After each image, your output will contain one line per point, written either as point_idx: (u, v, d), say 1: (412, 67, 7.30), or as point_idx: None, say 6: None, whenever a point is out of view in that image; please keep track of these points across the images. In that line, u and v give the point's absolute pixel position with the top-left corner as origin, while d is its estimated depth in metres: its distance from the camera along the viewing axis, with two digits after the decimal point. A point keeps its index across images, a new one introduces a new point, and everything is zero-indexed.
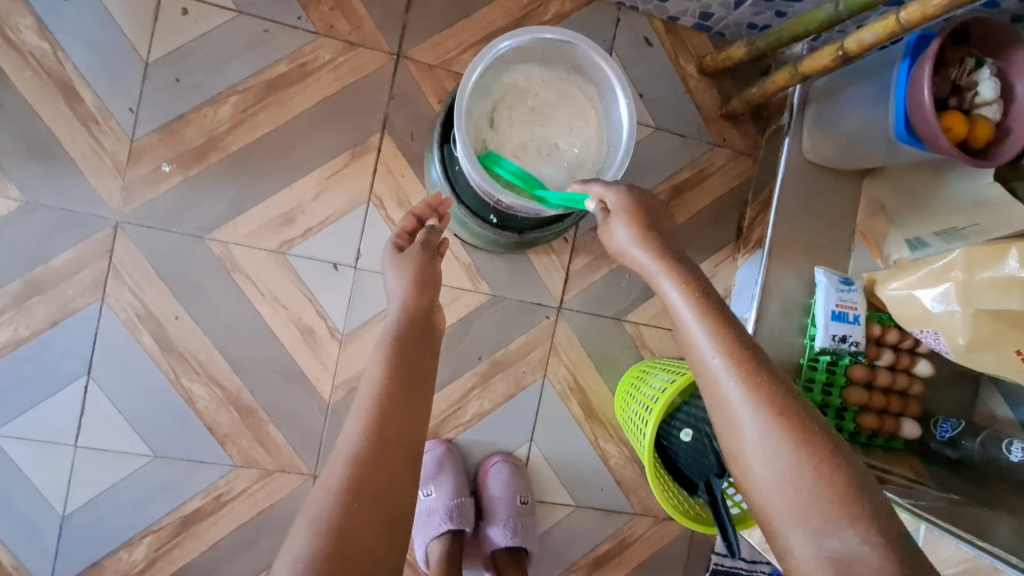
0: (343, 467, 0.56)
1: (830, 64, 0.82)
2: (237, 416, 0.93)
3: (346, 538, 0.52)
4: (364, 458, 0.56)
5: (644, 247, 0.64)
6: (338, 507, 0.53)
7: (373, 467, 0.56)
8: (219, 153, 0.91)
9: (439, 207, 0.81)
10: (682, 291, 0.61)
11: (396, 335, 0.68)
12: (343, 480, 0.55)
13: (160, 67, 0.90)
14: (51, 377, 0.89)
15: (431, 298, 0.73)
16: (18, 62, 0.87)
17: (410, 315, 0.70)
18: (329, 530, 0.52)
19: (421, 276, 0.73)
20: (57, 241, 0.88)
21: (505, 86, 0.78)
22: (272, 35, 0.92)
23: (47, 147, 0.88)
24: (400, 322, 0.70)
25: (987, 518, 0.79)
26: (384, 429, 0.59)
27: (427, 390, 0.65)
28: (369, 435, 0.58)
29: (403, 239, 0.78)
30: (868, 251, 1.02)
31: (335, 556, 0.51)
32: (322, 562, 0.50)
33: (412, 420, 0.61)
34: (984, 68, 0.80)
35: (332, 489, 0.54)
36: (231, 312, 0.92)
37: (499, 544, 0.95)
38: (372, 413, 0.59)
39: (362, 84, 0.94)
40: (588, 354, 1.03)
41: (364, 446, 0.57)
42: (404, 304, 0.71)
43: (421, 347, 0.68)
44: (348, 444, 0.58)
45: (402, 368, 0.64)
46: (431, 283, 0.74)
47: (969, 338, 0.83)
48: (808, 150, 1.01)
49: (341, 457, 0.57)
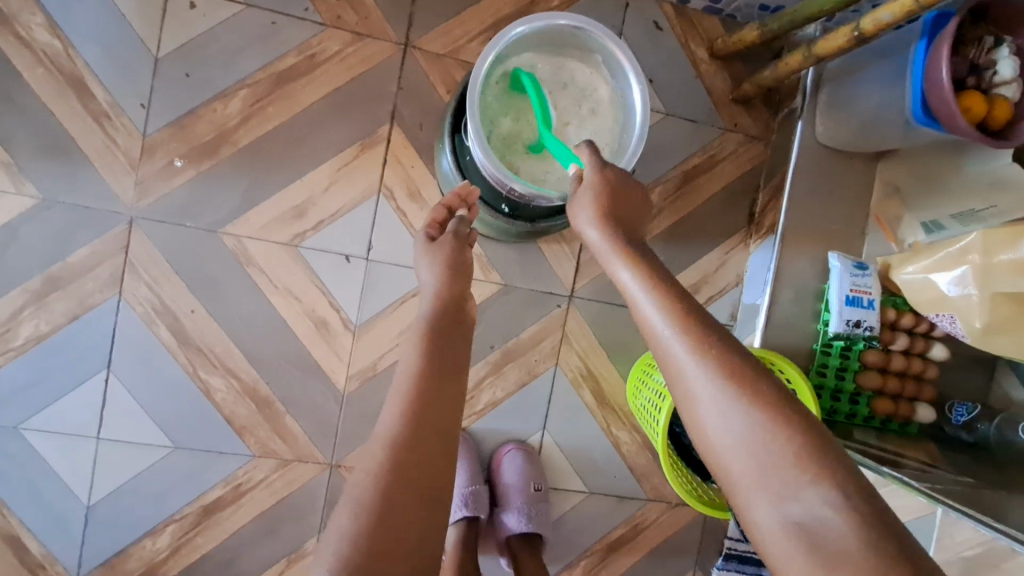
0: (382, 450, 0.57)
1: (845, 45, 0.80)
2: (254, 408, 0.94)
3: (385, 521, 0.52)
4: (403, 440, 0.57)
5: (602, 231, 0.66)
6: (377, 489, 0.54)
7: (411, 448, 0.57)
8: (230, 147, 0.92)
9: (469, 197, 0.82)
10: (630, 271, 0.63)
11: (431, 323, 0.69)
12: (382, 462, 0.56)
13: (169, 62, 0.90)
14: (72, 371, 0.90)
15: (462, 286, 0.75)
16: (29, 59, 0.88)
17: (443, 302, 0.72)
18: (370, 509, 0.53)
19: (452, 266, 0.75)
20: (73, 237, 0.89)
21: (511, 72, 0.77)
22: (280, 27, 0.92)
23: (61, 145, 0.89)
24: (434, 311, 0.70)
25: (1003, 499, 0.79)
26: (424, 412, 0.59)
27: (462, 376, 0.65)
28: (408, 417, 0.59)
29: (434, 229, 0.80)
30: (883, 235, 1.01)
31: (377, 536, 0.51)
32: (361, 547, 0.50)
33: (449, 406, 0.61)
34: (1003, 46, 0.78)
35: (372, 470, 0.55)
36: (245, 305, 0.93)
37: (514, 530, 0.96)
38: (411, 397, 0.60)
39: (369, 75, 0.93)
40: (600, 343, 1.03)
41: (403, 429, 0.58)
42: (437, 294, 0.73)
43: (455, 333, 0.68)
44: (387, 426, 0.59)
45: (437, 355, 0.65)
46: (461, 272, 0.75)
47: (986, 322, 0.82)
48: (822, 134, 0.99)
49: (382, 439, 0.58)
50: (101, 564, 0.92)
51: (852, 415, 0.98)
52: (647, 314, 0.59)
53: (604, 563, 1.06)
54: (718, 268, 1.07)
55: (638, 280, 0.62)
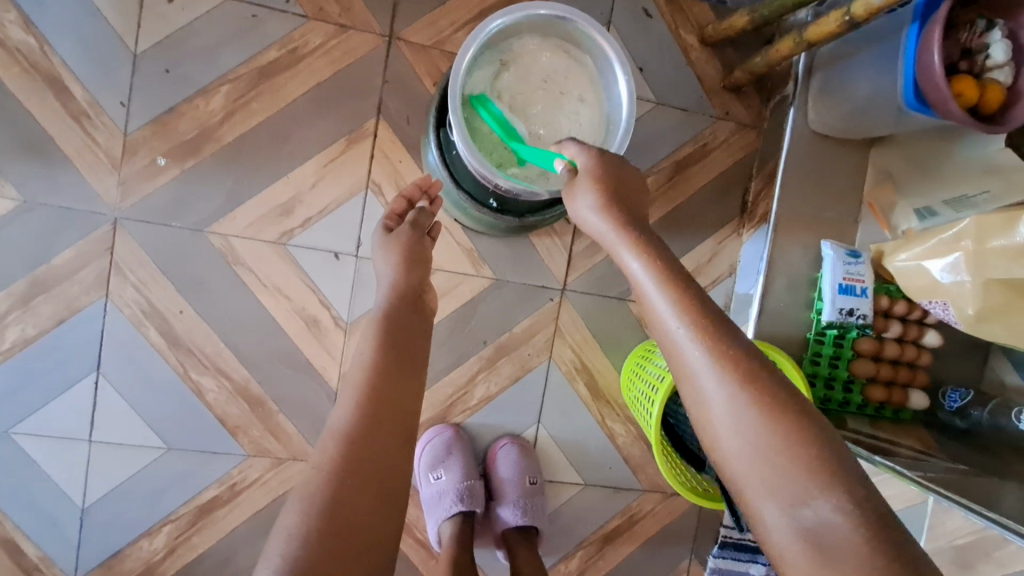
0: (334, 444, 0.56)
1: (837, 30, 0.78)
2: (247, 407, 0.94)
3: (345, 511, 0.53)
4: (355, 434, 0.57)
5: (603, 215, 0.62)
6: (334, 478, 0.54)
7: (364, 442, 0.57)
8: (214, 144, 0.90)
9: (429, 189, 0.83)
10: (639, 259, 0.59)
11: (386, 313, 0.69)
12: (334, 454, 0.56)
13: (149, 59, 0.88)
14: (61, 375, 0.90)
15: (420, 275, 0.75)
16: (5, 58, 0.86)
17: (399, 294, 0.71)
18: (320, 505, 0.52)
19: (410, 255, 0.75)
20: (57, 240, 0.88)
21: (502, 76, 0.76)
22: (260, 21, 0.90)
23: (40, 145, 0.87)
24: (390, 301, 0.71)
25: (994, 486, 0.79)
26: (379, 406, 0.59)
27: (418, 365, 0.65)
28: (359, 411, 0.59)
29: (392, 220, 0.80)
30: (876, 222, 1.01)
31: (331, 523, 0.52)
32: (316, 539, 0.50)
33: (402, 402, 0.61)
34: (995, 29, 0.77)
35: (325, 468, 0.55)
36: (235, 304, 0.92)
37: (509, 523, 0.96)
38: (364, 391, 0.60)
39: (354, 68, 0.92)
40: (593, 336, 1.03)
41: (354, 423, 0.58)
42: (393, 285, 0.73)
43: (413, 321, 0.69)
44: (339, 422, 0.58)
45: (391, 347, 0.65)
46: (419, 263, 0.75)
47: (978, 308, 0.83)
48: (813, 121, 0.99)
49: (333, 433, 0.58)
50: (97, 566, 0.92)
51: (846, 403, 0.99)
52: (660, 310, 0.57)
53: (601, 553, 1.06)
54: (711, 258, 1.06)
55: (646, 269, 0.59)
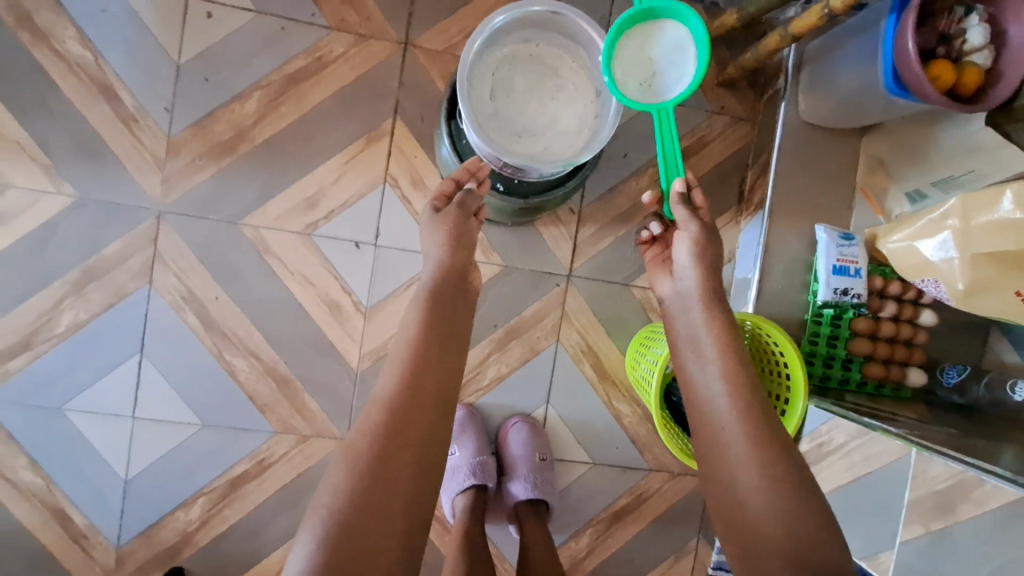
0: (379, 413, 0.62)
1: (817, 23, 0.84)
2: (275, 386, 1.01)
3: (379, 479, 0.58)
4: (398, 406, 0.62)
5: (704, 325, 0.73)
6: (373, 448, 0.60)
7: (405, 414, 0.62)
8: (247, 144, 0.99)
9: (478, 172, 0.83)
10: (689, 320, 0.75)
11: (431, 292, 0.73)
12: (378, 423, 0.61)
13: (190, 68, 0.98)
14: (109, 356, 0.98)
15: (464, 257, 0.77)
16: (64, 69, 0.96)
17: (446, 273, 0.74)
18: (359, 474, 0.58)
19: (456, 237, 0.77)
20: (106, 233, 0.97)
21: (506, 67, 0.83)
22: (289, 32, 0.99)
23: (94, 147, 0.97)
24: (436, 278, 0.74)
25: (994, 447, 0.82)
26: (418, 380, 0.64)
27: (459, 342, 0.70)
28: (402, 385, 0.64)
29: (439, 201, 0.81)
30: (870, 208, 1.06)
31: (367, 492, 0.57)
32: (353, 504, 0.57)
33: (444, 376, 0.66)
34: (973, 15, 0.81)
35: (366, 434, 0.60)
36: (265, 291, 1.00)
37: (520, 497, 1.01)
38: (407, 365, 0.65)
39: (373, 73, 1.00)
40: (598, 319, 1.08)
41: (397, 396, 0.63)
42: (440, 265, 0.75)
43: (456, 301, 0.73)
44: (384, 391, 0.64)
45: (433, 325, 0.69)
46: (464, 245, 0.78)
47: (968, 283, 0.87)
48: (804, 111, 1.04)
49: (378, 402, 0.63)
50: (138, 535, 0.99)
51: (845, 380, 1.04)
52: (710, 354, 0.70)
53: (610, 532, 1.10)
54: None
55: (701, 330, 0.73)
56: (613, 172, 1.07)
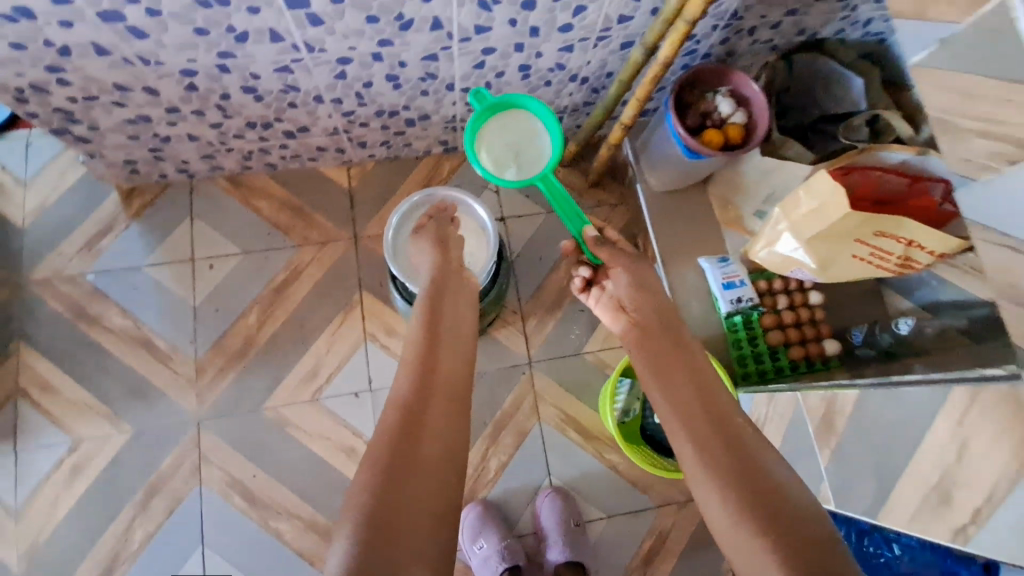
0: (394, 410, 0.74)
1: (621, 136, 1.20)
2: (318, 536, 1.17)
3: (404, 463, 0.68)
4: (408, 402, 0.74)
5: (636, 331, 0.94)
6: (393, 439, 0.70)
7: (416, 406, 0.74)
8: (255, 347, 1.27)
9: (442, 212, 1.12)
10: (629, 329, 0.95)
11: (424, 313, 0.89)
12: (395, 419, 0.72)
13: (204, 306, 1.29)
14: (177, 556, 1.15)
15: (447, 278, 0.96)
16: (112, 338, 1.27)
17: (434, 295, 0.92)
18: (385, 462, 0.68)
19: (438, 265, 0.98)
20: (160, 452, 1.20)
21: None
22: (270, 258, 1.33)
23: (142, 388, 1.24)
24: (426, 302, 0.91)
25: (908, 367, 0.98)
26: (423, 382, 0.77)
27: (449, 348, 0.84)
28: (412, 385, 0.77)
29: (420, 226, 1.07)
30: (737, 233, 1.33)
31: (395, 474, 0.67)
32: (380, 490, 0.65)
33: (443, 375, 0.79)
34: (718, 94, 1.16)
35: (389, 428, 0.71)
36: (293, 457, 1.21)
37: (558, 561, 1.14)
38: (411, 371, 0.79)
39: (336, 265, 1.33)
40: (566, 390, 1.29)
41: (408, 395, 0.75)
42: (430, 287, 0.93)
43: (443, 316, 0.89)
44: (397, 394, 0.76)
45: (426, 339, 0.84)
46: (445, 268, 0.98)
47: (819, 261, 1.09)
48: (656, 184, 1.34)
49: (394, 402, 0.75)
50: None
51: (779, 369, 1.23)
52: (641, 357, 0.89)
53: None
54: None
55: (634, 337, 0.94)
56: (536, 273, 1.36)
